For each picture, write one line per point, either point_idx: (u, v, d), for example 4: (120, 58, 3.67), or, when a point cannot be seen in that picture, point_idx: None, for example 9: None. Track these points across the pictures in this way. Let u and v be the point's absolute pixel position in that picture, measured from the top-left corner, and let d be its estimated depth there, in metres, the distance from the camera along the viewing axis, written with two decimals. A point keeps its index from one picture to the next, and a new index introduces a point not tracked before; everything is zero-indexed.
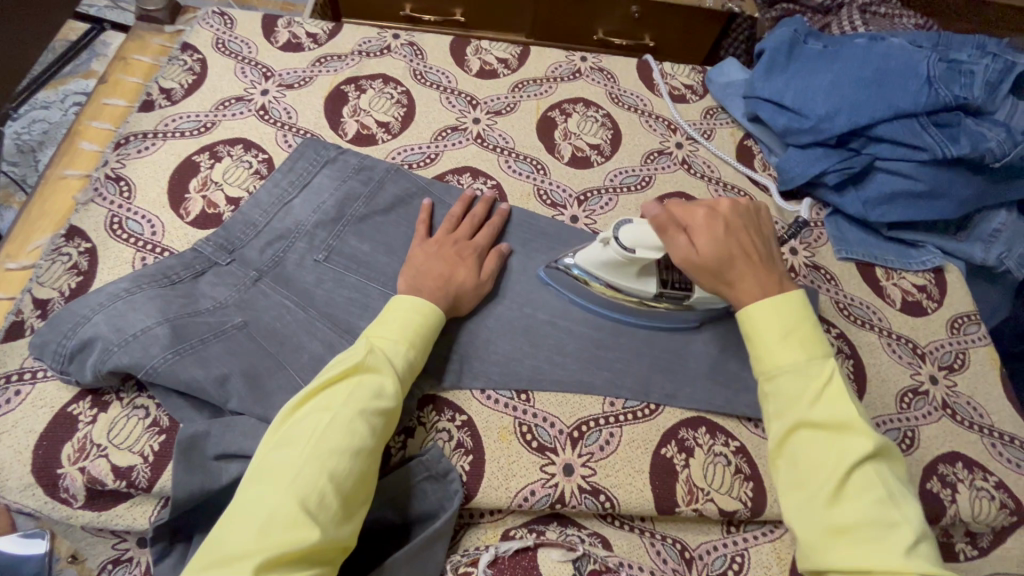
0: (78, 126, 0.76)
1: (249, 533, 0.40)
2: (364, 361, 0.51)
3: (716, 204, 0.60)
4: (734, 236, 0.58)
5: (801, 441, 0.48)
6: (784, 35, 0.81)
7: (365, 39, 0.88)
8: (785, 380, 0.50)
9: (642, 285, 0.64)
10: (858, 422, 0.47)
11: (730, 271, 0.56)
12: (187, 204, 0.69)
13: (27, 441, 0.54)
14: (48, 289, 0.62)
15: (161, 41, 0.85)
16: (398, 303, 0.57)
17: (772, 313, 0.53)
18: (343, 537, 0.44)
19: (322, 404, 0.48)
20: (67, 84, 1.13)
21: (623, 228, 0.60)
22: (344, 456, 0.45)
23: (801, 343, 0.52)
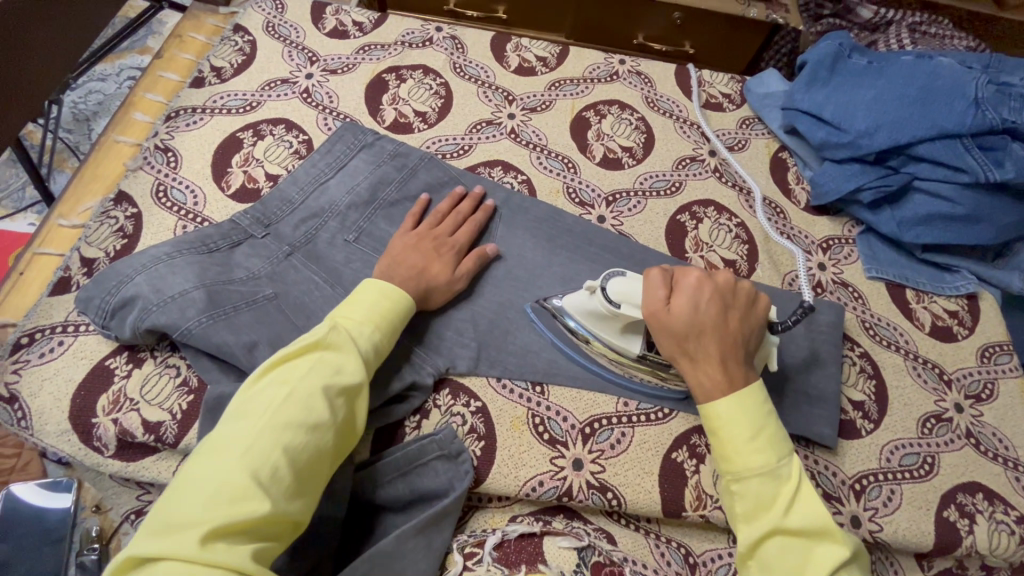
0: (133, 97, 0.80)
1: (198, 505, 0.39)
2: (326, 338, 0.51)
3: (712, 275, 0.58)
4: (715, 313, 0.55)
5: (773, 550, 0.47)
6: (828, 49, 0.80)
7: (408, 31, 0.90)
8: (755, 483, 0.49)
9: (628, 344, 0.60)
10: (832, 528, 0.47)
11: (699, 346, 0.54)
12: (228, 177, 0.72)
13: (65, 389, 0.57)
14: (95, 249, 0.65)
15: (215, 21, 0.89)
16: (368, 287, 0.58)
17: (740, 408, 0.51)
18: (296, 513, 0.43)
19: (282, 378, 0.48)
20: (123, 59, 1.19)
21: (612, 280, 0.58)
22: (301, 431, 0.45)
23: (769, 442, 0.50)
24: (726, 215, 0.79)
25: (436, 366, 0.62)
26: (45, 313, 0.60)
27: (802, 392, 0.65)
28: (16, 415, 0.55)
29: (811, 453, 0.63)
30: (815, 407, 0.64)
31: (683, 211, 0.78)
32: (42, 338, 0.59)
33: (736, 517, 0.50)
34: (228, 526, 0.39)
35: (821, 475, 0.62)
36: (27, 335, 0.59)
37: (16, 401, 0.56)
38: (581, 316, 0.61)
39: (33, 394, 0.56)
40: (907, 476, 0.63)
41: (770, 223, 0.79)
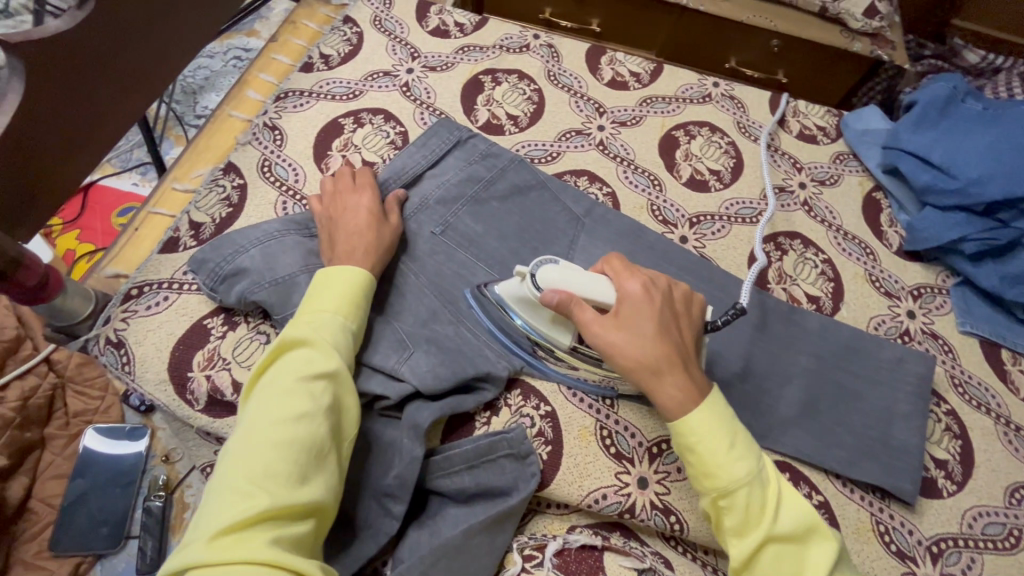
0: (248, 76, 0.85)
1: (205, 519, 0.39)
2: (290, 337, 0.50)
3: (642, 276, 0.56)
4: (663, 322, 0.53)
5: (766, 560, 0.47)
6: (940, 91, 0.77)
7: (506, 36, 0.92)
8: (745, 496, 0.47)
9: (556, 334, 0.59)
10: (816, 524, 0.48)
11: (659, 359, 0.51)
12: (328, 160, 0.75)
13: (167, 342, 0.60)
14: (202, 214, 0.69)
15: (326, 11, 0.94)
16: (330, 272, 0.56)
17: (712, 421, 0.50)
18: (308, 498, 0.42)
19: (262, 386, 0.47)
20: (232, 39, 1.25)
21: (543, 268, 0.56)
22: (287, 424, 0.44)
23: (746, 449, 0.50)
24: (813, 250, 0.77)
25: (511, 365, 0.62)
26: (154, 269, 0.64)
27: (882, 442, 0.62)
28: (122, 360, 0.59)
29: (887, 507, 0.60)
30: (896, 459, 0.61)
31: (767, 241, 0.77)
32: (149, 291, 0.63)
33: (724, 531, 0.49)
34: (233, 526, 0.38)
35: (896, 531, 0.59)
36: (136, 287, 0.63)
37: (123, 347, 0.60)
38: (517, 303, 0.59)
39: (138, 342, 0.60)
40: (990, 547, 0.60)
41: (858, 263, 0.77)
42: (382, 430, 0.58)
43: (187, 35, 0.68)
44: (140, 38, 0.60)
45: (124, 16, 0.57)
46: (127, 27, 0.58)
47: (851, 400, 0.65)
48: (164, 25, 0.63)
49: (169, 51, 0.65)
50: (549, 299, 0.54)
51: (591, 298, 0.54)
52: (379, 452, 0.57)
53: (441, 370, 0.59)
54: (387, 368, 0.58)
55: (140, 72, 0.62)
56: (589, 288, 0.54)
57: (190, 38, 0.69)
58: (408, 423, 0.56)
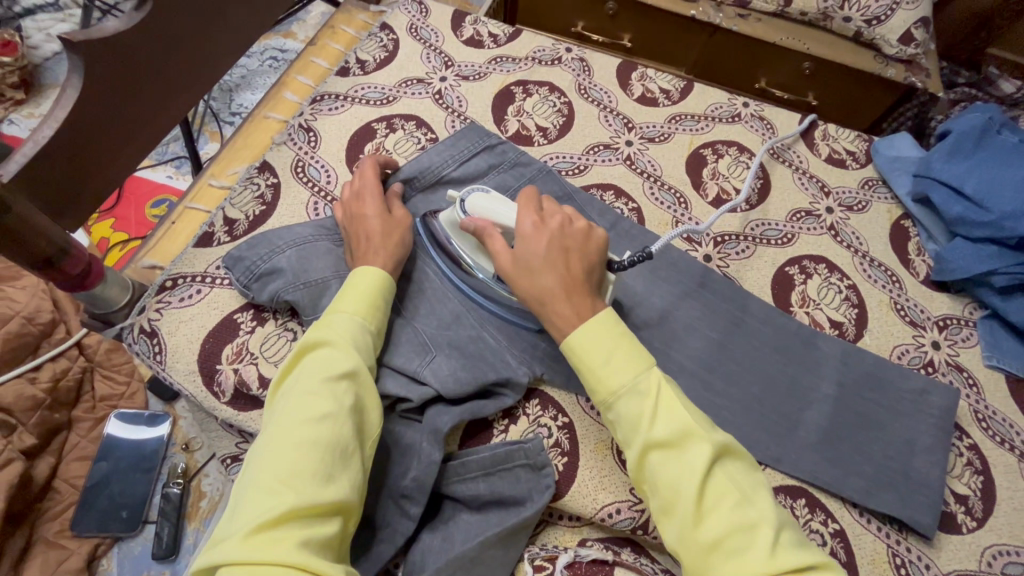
0: (286, 78, 0.87)
1: (237, 518, 0.40)
2: (312, 340, 0.51)
3: (546, 215, 0.58)
4: (557, 249, 0.55)
5: (652, 469, 0.45)
6: (975, 122, 0.77)
7: (539, 48, 0.93)
8: (622, 405, 0.47)
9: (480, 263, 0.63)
10: (692, 428, 0.46)
11: (544, 287, 0.53)
12: (360, 163, 0.77)
13: (198, 334, 0.62)
14: (237, 211, 0.71)
15: (364, 18, 0.96)
16: (351, 276, 0.57)
17: (592, 336, 0.50)
18: (334, 496, 0.43)
19: (288, 387, 0.49)
20: (269, 40, 1.29)
21: (472, 197, 0.63)
22: (312, 423, 0.45)
23: (626, 358, 0.49)
24: (838, 275, 0.76)
25: (531, 374, 0.63)
26: (189, 262, 0.66)
27: (902, 474, 0.61)
28: (154, 349, 0.61)
29: (904, 540, 0.60)
30: (915, 491, 0.61)
31: (792, 264, 0.77)
32: (183, 284, 0.64)
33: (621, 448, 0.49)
34: (264, 524, 0.39)
35: (912, 565, 0.58)
36: (170, 279, 0.65)
37: (156, 336, 0.61)
38: (452, 233, 0.65)
39: (171, 333, 0.61)
40: None
41: (883, 291, 0.76)
42: (402, 432, 0.58)
43: (236, 40, 0.70)
44: (191, 41, 0.62)
45: (178, 21, 0.59)
46: (180, 31, 0.60)
47: (871, 429, 0.64)
48: (214, 29, 0.66)
49: (216, 53, 0.67)
50: (465, 227, 0.61)
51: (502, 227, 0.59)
52: (398, 453, 0.57)
53: (463, 375, 0.59)
54: (410, 370, 0.59)
55: (190, 74, 0.65)
56: (499, 216, 0.60)
57: (237, 42, 0.71)
58: (430, 428, 0.57)
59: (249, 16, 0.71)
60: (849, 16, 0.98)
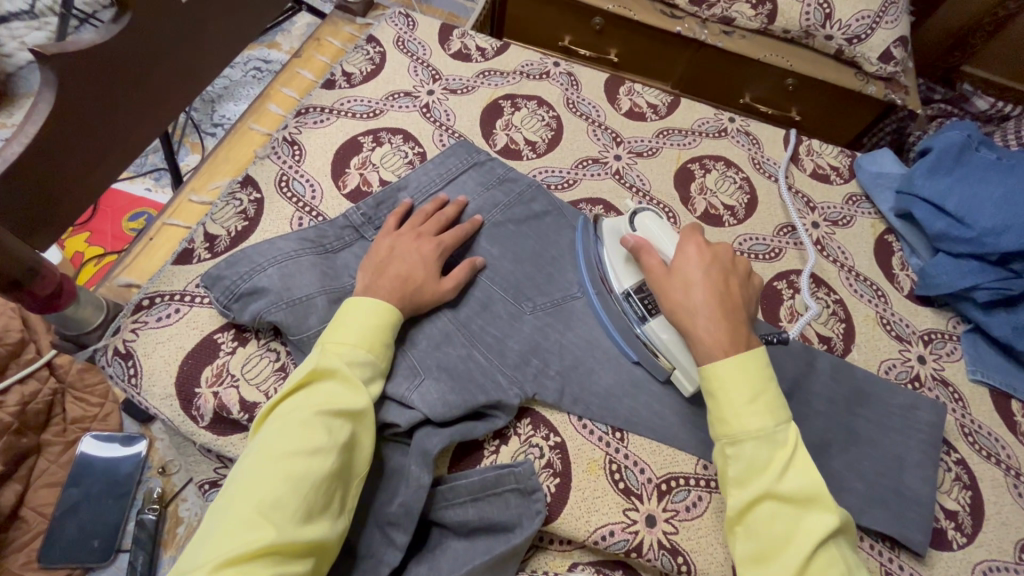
0: (271, 90, 0.86)
1: (209, 545, 0.40)
2: (319, 367, 0.50)
3: (712, 246, 0.61)
4: (716, 280, 0.58)
5: (762, 516, 0.48)
6: (955, 139, 0.78)
7: (527, 62, 0.93)
8: (750, 447, 0.49)
9: (623, 277, 0.66)
10: (821, 496, 0.48)
11: (701, 309, 0.55)
12: (345, 177, 0.75)
13: (175, 356, 0.59)
14: (218, 227, 0.69)
15: (351, 30, 0.95)
16: (355, 301, 0.56)
17: (738, 372, 0.52)
18: (309, 536, 0.43)
19: (281, 414, 0.48)
20: (253, 50, 1.27)
21: (640, 214, 0.65)
22: (302, 457, 0.45)
23: (769, 409, 0.51)
24: (825, 290, 0.77)
25: (523, 392, 0.61)
26: (167, 280, 0.64)
27: (893, 490, 0.61)
28: (129, 372, 0.58)
29: (897, 557, 0.60)
30: (906, 508, 0.61)
31: (780, 278, 0.77)
32: (160, 303, 0.62)
33: (726, 482, 0.51)
34: (236, 558, 0.39)
35: None
36: (147, 298, 0.62)
37: (131, 358, 0.59)
38: (608, 242, 0.68)
39: (147, 355, 0.59)
40: None
41: (870, 305, 0.77)
42: (389, 456, 0.57)
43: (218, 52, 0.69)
44: (173, 54, 0.61)
45: (160, 34, 0.58)
46: (161, 46, 0.59)
47: (862, 445, 0.64)
48: (196, 45, 0.64)
49: (196, 69, 0.66)
50: (624, 240, 0.63)
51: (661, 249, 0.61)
52: (386, 477, 0.56)
53: (454, 395, 0.58)
54: (399, 394, 0.57)
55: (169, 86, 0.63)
56: (664, 240, 0.62)
57: (219, 56, 0.70)
58: (419, 452, 0.55)
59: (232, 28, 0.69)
60: (831, 34, 1.00)
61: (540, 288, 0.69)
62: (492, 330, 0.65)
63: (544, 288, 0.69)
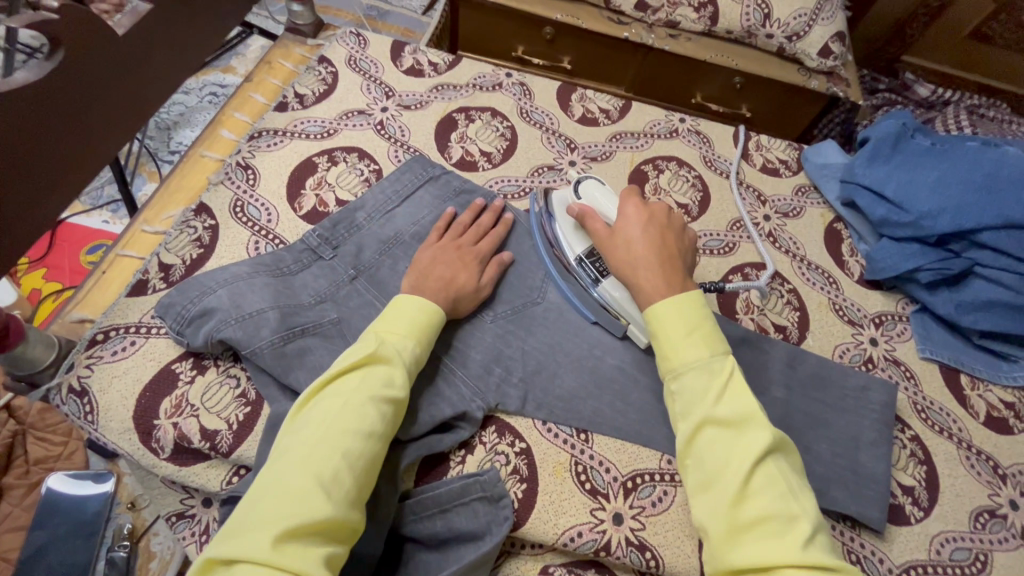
0: (222, 115, 0.86)
1: (269, 512, 0.41)
2: (377, 351, 0.53)
3: (650, 205, 0.64)
4: (653, 235, 0.61)
5: (705, 442, 0.48)
6: (891, 128, 0.81)
7: (479, 74, 0.95)
8: (689, 378, 0.51)
9: (574, 244, 0.70)
10: (756, 415, 0.48)
11: (640, 259, 0.59)
12: (301, 199, 0.76)
13: (133, 389, 0.59)
14: (173, 256, 0.68)
15: (302, 51, 0.96)
16: (408, 299, 0.60)
17: (676, 309, 0.54)
18: (355, 517, 0.45)
19: (335, 391, 0.50)
20: (208, 75, 1.28)
21: (585, 184, 0.69)
22: (356, 438, 0.47)
23: (703, 339, 0.53)
24: (778, 281, 0.79)
25: (486, 402, 0.62)
26: (121, 313, 0.63)
27: (850, 470, 0.63)
28: (85, 409, 0.58)
29: (858, 535, 0.61)
30: (864, 486, 0.63)
31: (735, 272, 0.79)
32: (115, 336, 0.62)
33: (675, 418, 0.51)
34: (299, 529, 0.41)
35: (867, 560, 0.60)
36: (102, 332, 0.62)
37: (86, 395, 0.58)
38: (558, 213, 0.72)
39: (103, 390, 0.58)
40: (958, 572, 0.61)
41: (822, 292, 0.79)
42: None
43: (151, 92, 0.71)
44: (112, 87, 0.63)
45: (96, 69, 0.60)
46: (99, 81, 0.61)
47: (819, 428, 0.66)
48: (134, 77, 0.67)
49: (136, 100, 0.68)
50: (571, 209, 0.67)
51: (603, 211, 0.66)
52: None
53: (417, 410, 0.59)
54: None
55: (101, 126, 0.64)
56: (606, 205, 0.66)
57: (159, 86, 0.72)
58: (384, 468, 0.56)
59: (167, 68, 0.72)
60: (772, 33, 1.03)
61: (501, 297, 0.70)
62: (453, 341, 0.65)
63: (504, 296, 0.70)
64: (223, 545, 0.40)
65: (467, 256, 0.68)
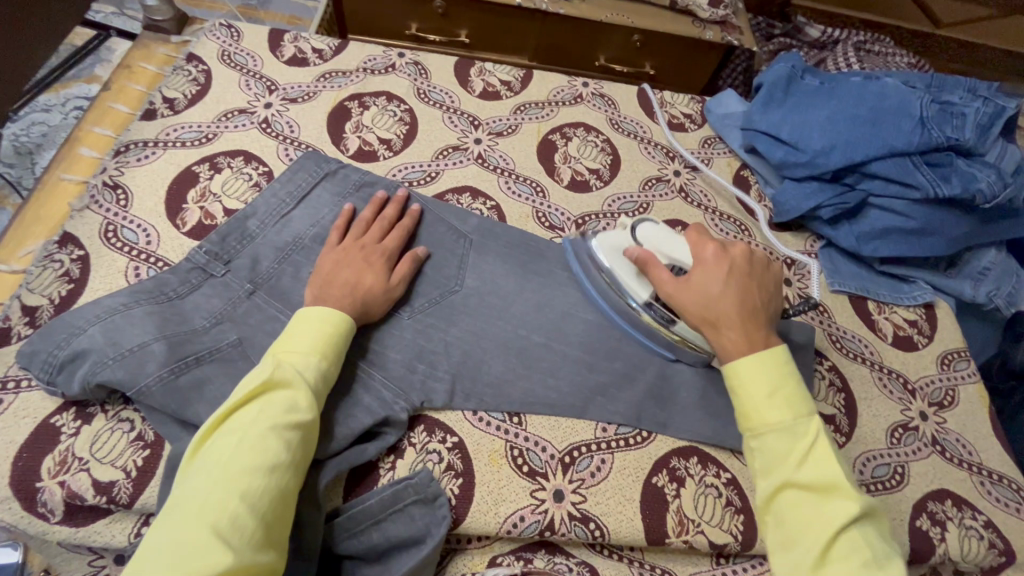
0: (80, 131, 0.77)
1: (159, 573, 0.37)
2: (274, 377, 0.49)
3: (729, 246, 0.64)
4: (734, 282, 0.61)
5: (788, 503, 0.49)
6: (781, 72, 0.83)
7: (370, 57, 0.89)
8: (771, 438, 0.52)
9: (638, 289, 0.65)
10: (844, 483, 0.49)
11: (720, 314, 0.59)
12: (183, 214, 0.69)
13: (6, 452, 0.52)
14: (37, 296, 0.61)
15: (166, 51, 0.87)
16: (306, 312, 0.56)
17: (758, 369, 0.55)
18: (265, 560, 0.42)
19: (231, 427, 0.46)
20: (69, 88, 1.16)
21: (642, 226, 0.67)
22: (259, 474, 0.44)
23: (787, 400, 0.54)
24: None
25: (410, 402, 0.60)
26: None
27: None
28: None
29: None
30: None
31: None
32: None
33: (755, 475, 0.53)
34: None
35: None
36: None
37: None
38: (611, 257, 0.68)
39: None
40: (881, 488, 0.64)
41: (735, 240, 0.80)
42: None
43: None
44: None
45: None
46: None
47: None
48: None
49: None
50: (629, 253, 0.64)
51: (670, 257, 0.64)
52: None
53: (335, 423, 0.56)
54: None
55: None
56: (670, 249, 0.64)
57: None
58: (304, 490, 0.52)
59: None
60: None
61: (416, 290, 0.67)
62: (369, 344, 0.62)
63: (419, 290, 0.67)
64: None
65: (372, 257, 0.64)
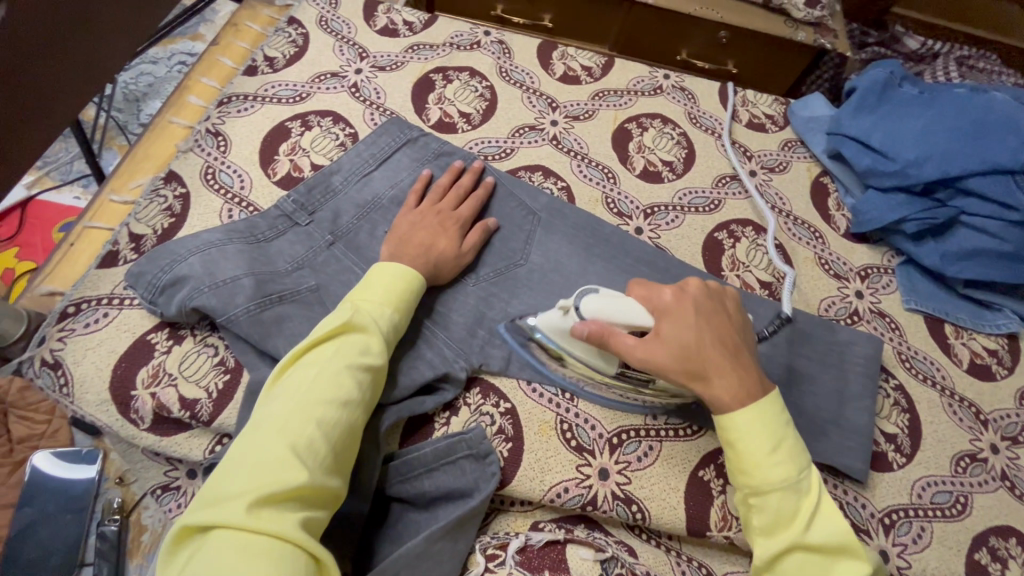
0: (189, 81, 0.83)
1: (241, 480, 0.41)
2: (352, 320, 0.52)
3: (687, 287, 0.57)
4: (703, 325, 0.54)
5: (793, 564, 0.48)
6: (878, 77, 0.80)
7: (457, 33, 0.92)
8: (774, 498, 0.49)
9: (607, 361, 0.58)
10: (850, 545, 0.48)
11: (705, 365, 0.52)
12: (275, 164, 0.73)
13: (108, 360, 0.58)
14: (143, 225, 0.66)
15: (270, 12, 0.92)
16: (382, 267, 0.59)
17: (759, 426, 0.50)
18: (331, 486, 0.45)
19: (310, 361, 0.50)
20: (175, 44, 1.25)
21: (585, 298, 0.56)
22: (332, 407, 0.47)
23: (788, 455, 0.50)
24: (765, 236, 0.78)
25: (469, 363, 0.62)
26: (92, 284, 0.62)
27: (834, 422, 0.64)
28: (59, 382, 0.57)
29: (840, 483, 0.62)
30: (847, 437, 0.63)
31: (721, 229, 0.78)
32: (88, 308, 0.60)
33: (753, 529, 0.51)
34: (272, 497, 0.40)
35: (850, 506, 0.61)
36: (73, 304, 0.60)
37: (61, 368, 0.57)
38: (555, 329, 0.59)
39: (77, 362, 0.57)
40: (939, 515, 0.62)
41: (808, 247, 0.78)
42: None
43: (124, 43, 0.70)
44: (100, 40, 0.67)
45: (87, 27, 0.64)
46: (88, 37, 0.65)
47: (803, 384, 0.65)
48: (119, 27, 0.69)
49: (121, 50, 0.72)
50: (579, 332, 0.55)
51: (629, 325, 0.54)
52: None
53: (398, 374, 0.58)
54: None
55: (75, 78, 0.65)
56: (626, 314, 0.54)
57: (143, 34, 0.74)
58: (366, 431, 0.55)
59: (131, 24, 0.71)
60: None
61: (483, 259, 0.69)
62: (435, 306, 0.64)
63: (486, 260, 0.69)
64: (194, 513, 0.39)
65: (446, 222, 0.66)
